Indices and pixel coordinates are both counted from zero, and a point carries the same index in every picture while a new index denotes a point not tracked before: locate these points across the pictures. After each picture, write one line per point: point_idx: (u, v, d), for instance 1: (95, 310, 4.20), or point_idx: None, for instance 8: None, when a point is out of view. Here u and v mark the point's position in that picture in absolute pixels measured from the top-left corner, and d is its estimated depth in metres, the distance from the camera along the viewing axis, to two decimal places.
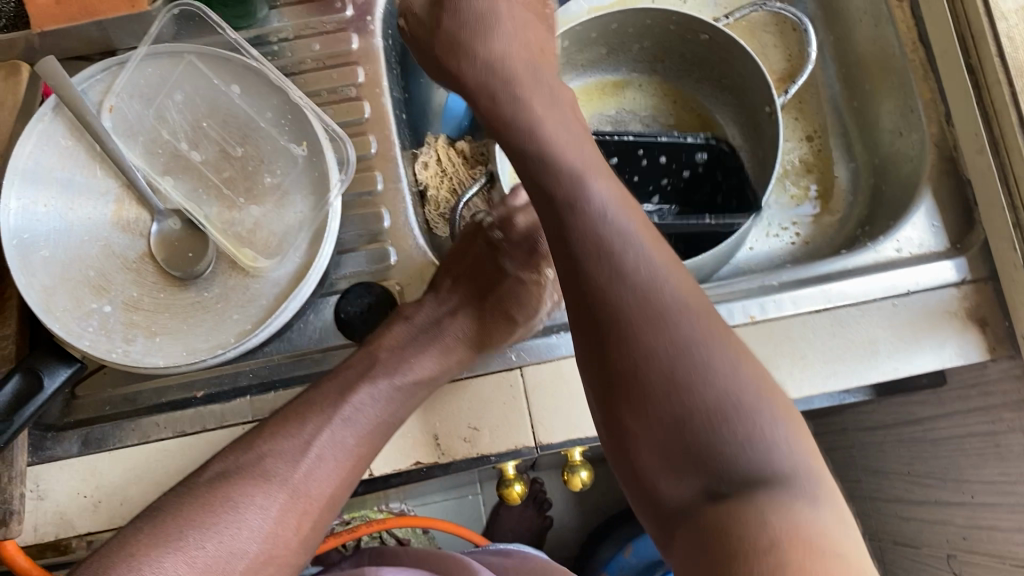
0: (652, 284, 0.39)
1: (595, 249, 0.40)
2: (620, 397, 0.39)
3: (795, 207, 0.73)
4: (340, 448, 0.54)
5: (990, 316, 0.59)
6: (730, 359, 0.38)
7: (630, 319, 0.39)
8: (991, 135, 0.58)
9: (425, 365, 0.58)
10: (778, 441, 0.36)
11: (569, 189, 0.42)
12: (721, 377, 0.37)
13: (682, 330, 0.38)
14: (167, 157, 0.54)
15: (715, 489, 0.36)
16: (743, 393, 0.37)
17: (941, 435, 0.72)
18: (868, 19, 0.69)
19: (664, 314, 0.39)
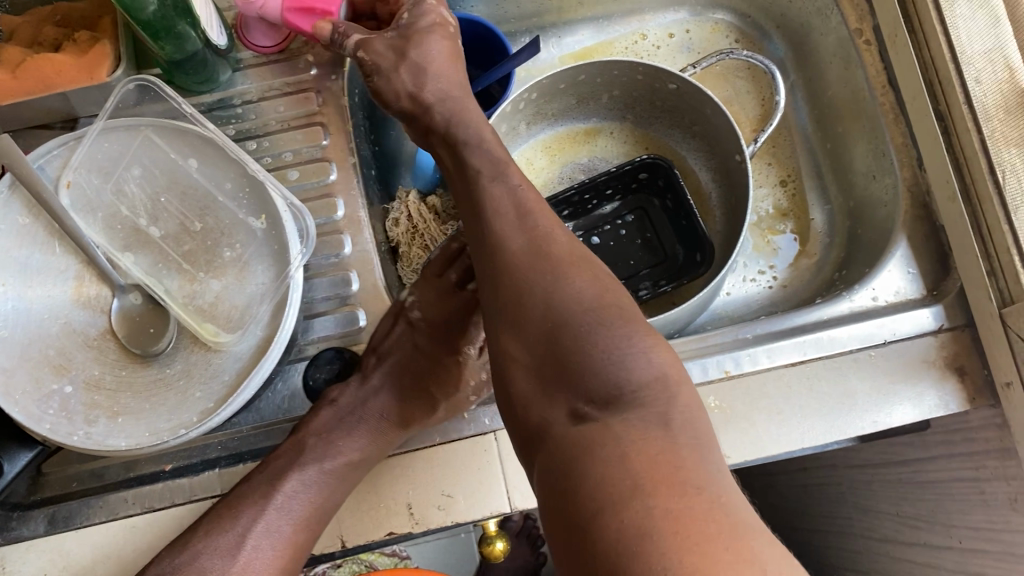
0: (549, 270, 0.45)
1: (512, 251, 0.46)
2: (506, 339, 0.45)
3: (771, 252, 0.73)
4: (276, 536, 0.56)
5: (969, 365, 0.58)
6: (605, 309, 0.43)
7: (517, 274, 0.45)
8: (963, 182, 0.58)
9: (353, 447, 0.59)
10: (640, 358, 0.41)
11: (499, 239, 0.47)
12: (590, 318, 0.43)
13: (566, 286, 0.44)
14: (127, 232, 0.53)
15: (586, 406, 0.41)
16: (613, 328, 0.42)
17: (927, 478, 0.71)
18: (838, 62, 0.69)
19: (553, 276, 0.45)
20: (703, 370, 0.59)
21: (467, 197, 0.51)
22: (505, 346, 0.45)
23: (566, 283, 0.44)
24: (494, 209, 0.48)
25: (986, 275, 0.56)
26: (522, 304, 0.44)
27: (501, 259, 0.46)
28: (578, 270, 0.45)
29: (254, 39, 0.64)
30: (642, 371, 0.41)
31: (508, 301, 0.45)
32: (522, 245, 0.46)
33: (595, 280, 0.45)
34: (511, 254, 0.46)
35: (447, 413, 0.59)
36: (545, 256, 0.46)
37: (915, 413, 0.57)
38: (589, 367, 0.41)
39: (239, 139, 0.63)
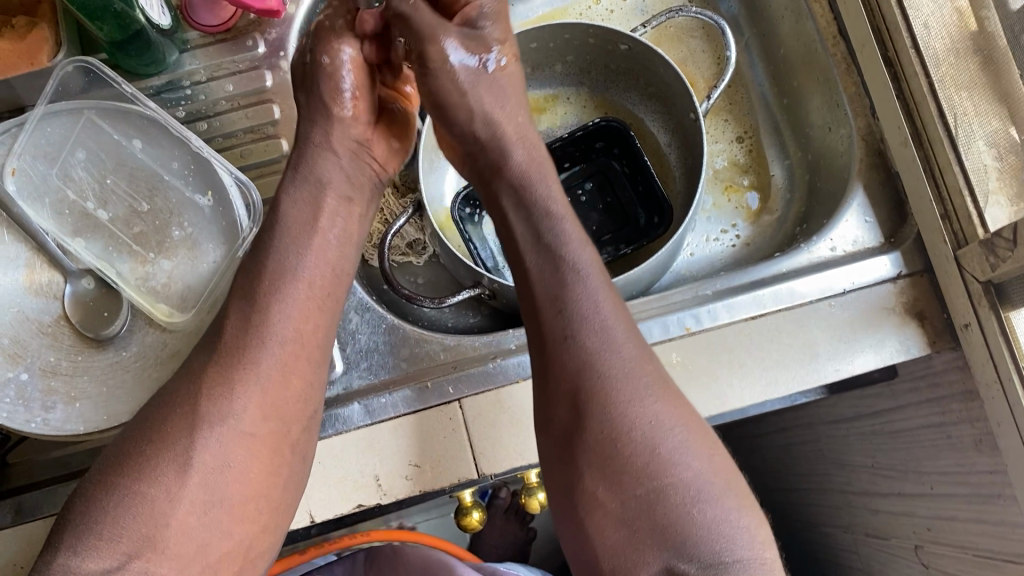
0: (653, 408, 0.46)
1: (608, 374, 0.47)
2: (592, 471, 0.45)
3: (732, 210, 0.73)
4: (287, 328, 0.47)
5: (929, 309, 0.58)
6: (700, 454, 0.46)
7: (613, 403, 0.46)
8: (913, 128, 0.58)
9: (332, 170, 0.53)
10: (736, 528, 0.44)
11: (595, 344, 0.48)
12: (690, 472, 0.45)
13: (668, 433, 0.45)
14: (76, 217, 0.52)
15: (676, 567, 0.42)
16: (708, 482, 0.45)
17: (897, 427, 0.72)
18: (789, 14, 0.68)
19: (645, 404, 0.46)
20: (666, 327, 0.59)
21: (541, 266, 0.51)
22: (587, 473, 0.45)
23: (676, 443, 0.45)
24: (593, 302, 0.49)
25: (940, 218, 0.56)
26: (622, 455, 0.45)
27: (598, 401, 0.46)
28: (677, 421, 0.46)
29: (197, 17, 0.62)
30: (739, 545, 0.43)
31: (603, 449, 0.45)
32: (622, 383, 0.46)
33: (693, 433, 0.46)
34: (611, 394, 0.46)
35: (412, 381, 0.58)
36: (650, 398, 0.46)
37: (875, 359, 0.58)
38: (689, 525, 0.43)
39: (190, 121, 0.63)
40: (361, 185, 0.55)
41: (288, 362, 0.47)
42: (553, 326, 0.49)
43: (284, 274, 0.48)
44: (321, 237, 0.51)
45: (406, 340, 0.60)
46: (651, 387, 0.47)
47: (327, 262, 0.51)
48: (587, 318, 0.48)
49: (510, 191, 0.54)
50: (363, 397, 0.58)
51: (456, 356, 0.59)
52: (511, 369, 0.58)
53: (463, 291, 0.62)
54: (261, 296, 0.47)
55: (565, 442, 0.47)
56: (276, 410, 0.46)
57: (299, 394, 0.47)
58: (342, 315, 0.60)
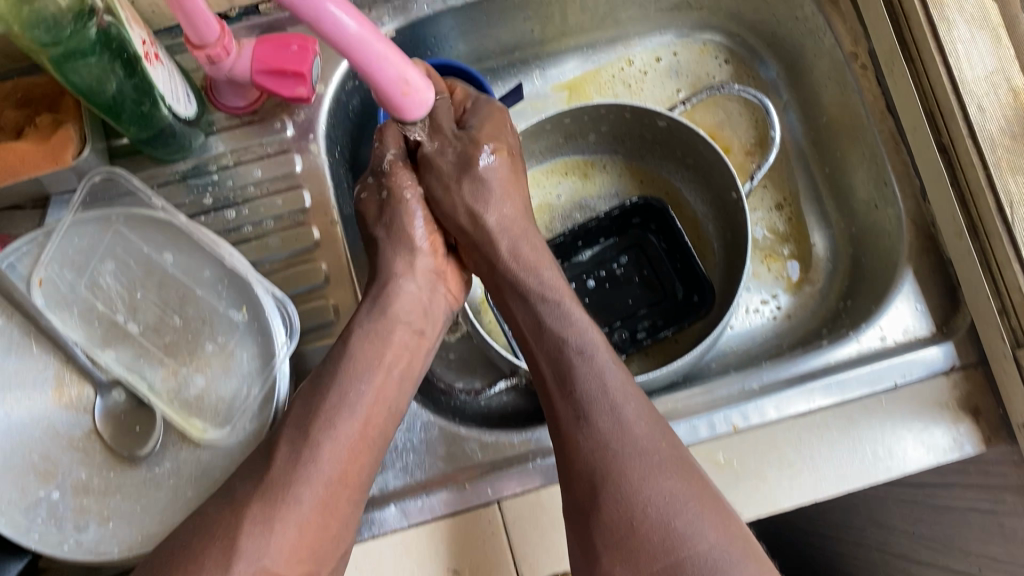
0: (664, 483, 0.48)
1: (617, 454, 0.49)
2: (609, 552, 0.46)
3: (773, 280, 0.71)
4: (331, 466, 0.48)
5: (983, 404, 0.56)
6: (715, 526, 0.47)
7: (624, 481, 0.48)
8: (968, 217, 0.56)
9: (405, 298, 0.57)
10: None
11: (602, 423, 0.50)
12: (705, 545, 0.46)
13: (681, 508, 0.47)
14: (105, 328, 0.51)
15: None
16: (724, 554, 0.46)
17: (942, 504, 0.70)
18: (833, 83, 0.66)
19: (655, 478, 0.48)
20: (711, 425, 0.57)
21: (552, 354, 0.54)
22: (604, 556, 0.47)
23: (688, 517, 0.46)
24: (601, 383, 0.51)
25: (997, 313, 0.54)
26: (637, 534, 0.46)
27: (611, 481, 0.48)
28: (688, 494, 0.47)
29: (224, 100, 0.61)
30: None
31: (619, 527, 0.47)
32: (632, 462, 0.48)
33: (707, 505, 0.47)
34: (624, 473, 0.48)
35: (451, 483, 0.56)
36: (662, 475, 0.48)
37: (928, 456, 0.55)
38: None
39: (219, 207, 0.61)
40: (433, 318, 0.59)
41: (326, 503, 0.47)
42: (565, 413, 0.51)
43: (340, 408, 0.50)
44: (384, 371, 0.53)
45: (443, 437, 0.58)
46: (662, 462, 0.48)
47: (381, 400, 0.52)
48: (597, 400, 0.51)
49: (521, 297, 0.57)
50: (400, 499, 0.56)
51: (493, 454, 0.58)
52: (551, 468, 0.56)
53: (502, 382, 0.64)
54: (312, 430, 0.48)
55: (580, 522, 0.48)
56: (309, 553, 0.45)
57: (334, 534, 0.47)
58: None
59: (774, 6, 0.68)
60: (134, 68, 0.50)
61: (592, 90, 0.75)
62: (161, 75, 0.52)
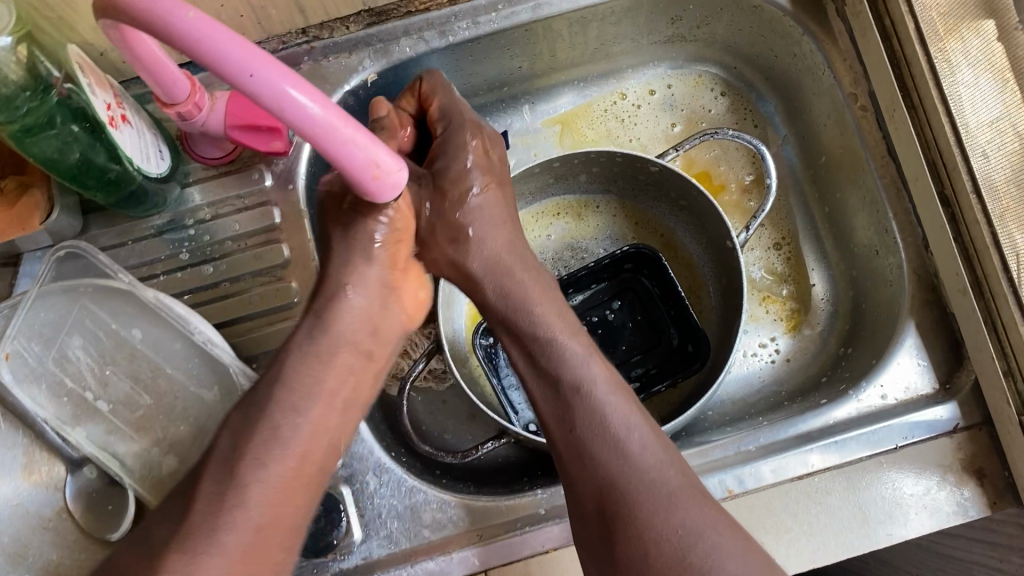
0: (681, 514, 0.42)
1: (627, 488, 0.43)
2: None
3: (771, 322, 0.69)
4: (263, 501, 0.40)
5: (988, 467, 0.54)
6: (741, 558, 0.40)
7: (636, 518, 0.42)
8: (972, 274, 0.53)
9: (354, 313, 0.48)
10: None
11: (609, 459, 0.45)
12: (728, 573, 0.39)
13: (703, 539, 0.41)
14: (74, 404, 0.49)
15: None
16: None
17: (945, 553, 0.68)
18: (832, 123, 0.64)
19: (673, 510, 0.42)
20: (705, 489, 0.55)
21: (551, 392, 0.49)
22: None
23: (710, 543, 0.40)
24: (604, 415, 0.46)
25: (1003, 375, 0.52)
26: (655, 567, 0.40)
27: (621, 512, 0.42)
28: (713, 522, 0.42)
29: (199, 150, 0.59)
30: None
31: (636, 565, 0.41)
32: (644, 495, 0.43)
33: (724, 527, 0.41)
34: (636, 507, 0.42)
35: (437, 551, 0.54)
36: (683, 504, 0.42)
37: (931, 521, 0.53)
38: None
39: (195, 263, 0.59)
40: (384, 339, 0.51)
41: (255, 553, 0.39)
42: (568, 453, 0.46)
43: (273, 440, 0.42)
44: (323, 402, 0.45)
45: (428, 503, 0.56)
46: (678, 493, 0.43)
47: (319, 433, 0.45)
48: (602, 431, 0.46)
49: (516, 340, 0.52)
50: (384, 568, 0.54)
51: (480, 522, 0.56)
52: (539, 538, 0.54)
53: (490, 442, 0.60)
54: (239, 469, 0.41)
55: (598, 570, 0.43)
56: None
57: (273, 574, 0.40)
58: (357, 478, 0.56)
59: (770, 41, 0.66)
60: (101, 134, 0.48)
61: (585, 125, 0.72)
62: (129, 137, 0.50)
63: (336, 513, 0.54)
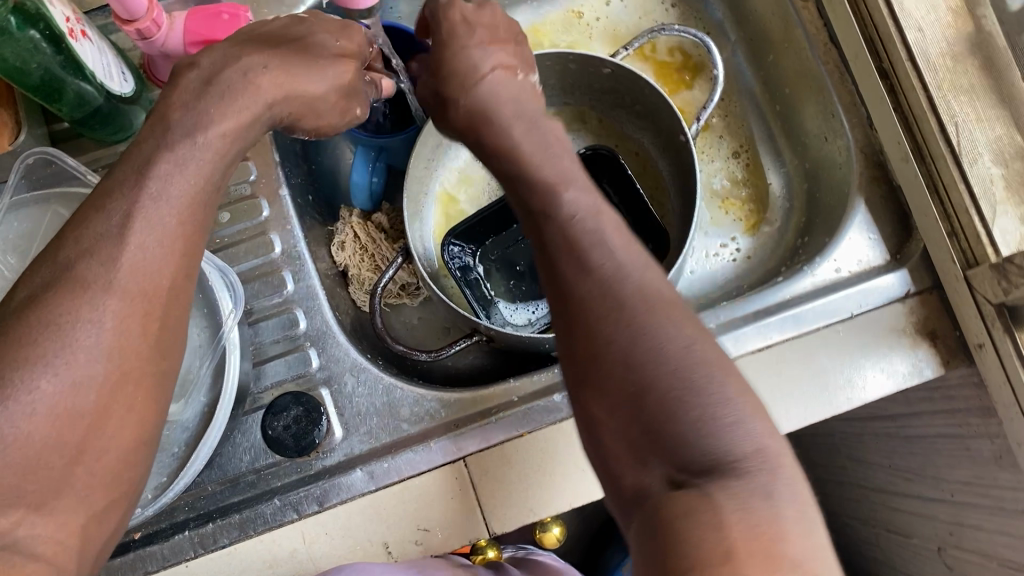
0: (615, 275, 0.37)
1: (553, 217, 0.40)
2: (568, 335, 0.36)
3: (731, 223, 0.71)
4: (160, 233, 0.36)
5: (940, 328, 0.56)
6: (674, 323, 0.35)
7: (573, 248, 0.38)
8: (912, 141, 0.56)
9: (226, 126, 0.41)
10: (734, 416, 0.32)
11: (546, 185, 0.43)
12: (665, 336, 0.34)
13: (644, 316, 0.35)
14: None
15: (675, 471, 0.31)
16: (699, 379, 0.33)
17: (913, 433, 0.70)
18: (776, 19, 0.67)
19: (613, 277, 0.37)
20: None
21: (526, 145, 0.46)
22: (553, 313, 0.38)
23: (715, 414, 0.32)
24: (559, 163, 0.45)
25: (947, 236, 0.54)
26: (669, 428, 0.32)
27: (596, 318, 0.35)
28: (722, 374, 0.34)
29: (162, 75, 0.60)
30: (744, 443, 0.31)
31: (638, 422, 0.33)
32: (577, 233, 0.39)
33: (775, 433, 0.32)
34: (575, 228, 0.39)
35: (414, 443, 0.56)
36: (644, 303, 0.35)
37: (888, 382, 0.55)
38: (678, 423, 0.32)
39: None
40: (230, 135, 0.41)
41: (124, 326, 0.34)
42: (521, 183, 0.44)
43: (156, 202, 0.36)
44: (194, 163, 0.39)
45: (406, 400, 0.58)
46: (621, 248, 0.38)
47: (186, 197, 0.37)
48: (611, 253, 0.38)
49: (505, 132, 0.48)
50: (366, 463, 0.56)
51: (458, 414, 0.58)
52: (513, 423, 0.56)
53: (461, 341, 0.60)
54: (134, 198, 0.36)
55: (568, 340, 0.36)
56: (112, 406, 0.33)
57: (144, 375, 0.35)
58: (337, 379, 0.59)
59: None
60: (61, 45, 0.49)
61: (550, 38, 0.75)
62: (89, 52, 0.52)
63: (318, 413, 0.57)
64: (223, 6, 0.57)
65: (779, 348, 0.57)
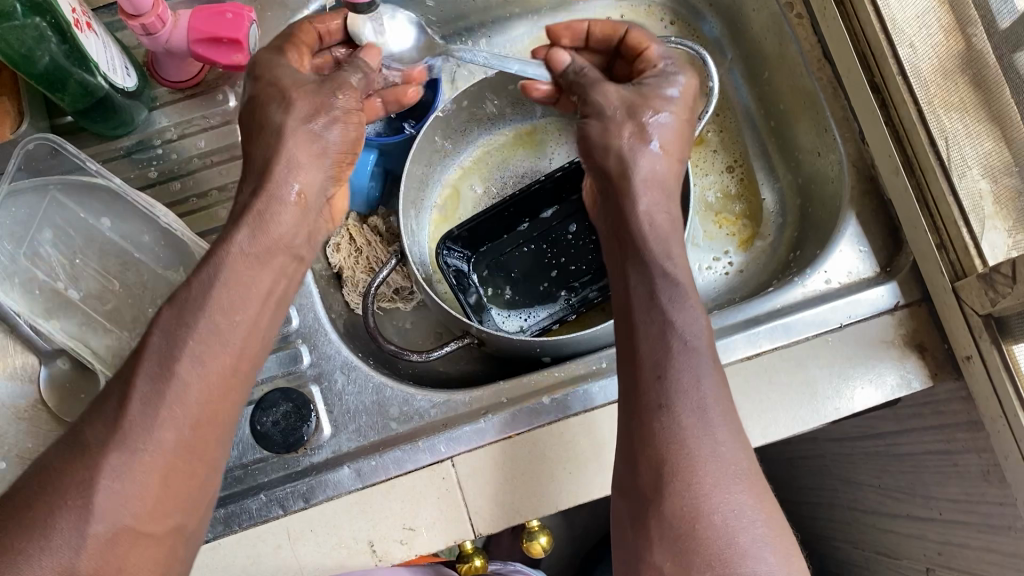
0: (707, 420, 0.44)
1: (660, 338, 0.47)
2: (652, 453, 0.44)
3: (725, 238, 0.71)
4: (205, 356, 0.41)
5: (929, 341, 0.57)
6: (739, 475, 0.43)
7: (681, 379, 0.45)
8: (904, 155, 0.57)
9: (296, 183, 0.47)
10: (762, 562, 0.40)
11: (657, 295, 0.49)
12: (730, 486, 0.42)
13: (722, 465, 0.43)
14: (48, 297, 0.54)
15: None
16: (748, 530, 0.41)
17: (903, 450, 0.69)
18: (773, 36, 0.68)
19: (706, 424, 0.44)
20: None
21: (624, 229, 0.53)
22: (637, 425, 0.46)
23: (756, 536, 0.41)
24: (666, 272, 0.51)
25: (936, 248, 0.55)
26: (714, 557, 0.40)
27: (685, 450, 0.43)
28: (764, 528, 0.42)
29: (165, 73, 0.61)
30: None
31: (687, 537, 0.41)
32: (685, 362, 0.46)
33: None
34: (680, 359, 0.46)
35: (404, 442, 0.56)
36: (725, 455, 0.44)
37: (876, 394, 0.55)
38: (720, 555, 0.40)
39: (164, 181, 0.62)
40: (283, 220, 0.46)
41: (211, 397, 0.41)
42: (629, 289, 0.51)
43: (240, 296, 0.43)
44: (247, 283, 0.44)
45: (395, 399, 0.58)
46: (714, 390, 0.45)
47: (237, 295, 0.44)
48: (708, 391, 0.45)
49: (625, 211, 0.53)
50: (354, 460, 0.56)
51: (447, 414, 0.58)
52: (499, 424, 0.56)
53: (451, 343, 0.60)
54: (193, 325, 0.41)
55: (651, 459, 0.44)
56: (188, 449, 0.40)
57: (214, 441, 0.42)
58: (327, 376, 0.59)
59: None
60: (67, 34, 0.50)
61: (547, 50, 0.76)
62: (95, 44, 0.52)
63: (307, 409, 0.57)
64: (227, 6, 0.58)
65: (769, 357, 0.57)
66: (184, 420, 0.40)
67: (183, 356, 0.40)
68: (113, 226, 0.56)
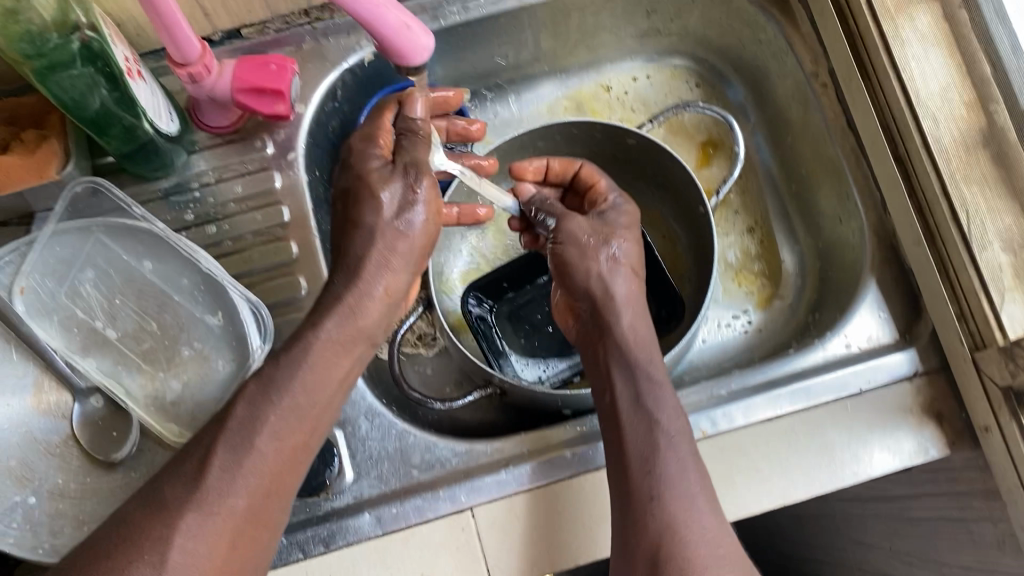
0: (693, 512, 0.49)
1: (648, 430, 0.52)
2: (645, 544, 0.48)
3: (743, 297, 0.72)
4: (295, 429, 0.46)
5: (946, 410, 0.57)
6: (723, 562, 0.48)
7: (665, 472, 0.50)
8: (924, 225, 0.58)
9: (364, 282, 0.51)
10: None
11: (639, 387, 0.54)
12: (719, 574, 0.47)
13: (709, 555, 0.48)
14: (85, 335, 0.56)
15: None
16: None
17: (916, 514, 0.70)
18: (796, 103, 0.70)
19: (692, 515, 0.49)
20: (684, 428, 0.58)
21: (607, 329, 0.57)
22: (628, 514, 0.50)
23: None
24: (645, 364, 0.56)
25: (956, 318, 0.56)
26: None
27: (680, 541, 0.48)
28: None
29: (206, 119, 0.63)
30: None
31: None
32: (668, 456, 0.51)
33: None
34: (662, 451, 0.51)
35: (425, 490, 0.57)
36: (710, 543, 0.48)
37: (894, 460, 0.56)
38: None
39: (200, 224, 0.63)
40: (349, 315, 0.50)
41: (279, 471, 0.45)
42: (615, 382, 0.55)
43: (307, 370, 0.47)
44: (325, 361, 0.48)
45: (417, 446, 0.59)
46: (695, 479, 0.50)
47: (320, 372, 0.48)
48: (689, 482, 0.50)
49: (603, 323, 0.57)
50: (375, 506, 0.56)
51: (468, 463, 0.58)
52: (520, 476, 0.56)
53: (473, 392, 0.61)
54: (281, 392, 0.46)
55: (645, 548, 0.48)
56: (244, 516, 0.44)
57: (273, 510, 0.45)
58: (351, 422, 0.60)
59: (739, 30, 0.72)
60: (118, 83, 0.52)
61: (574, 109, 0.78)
62: (145, 92, 0.54)
63: (331, 454, 0.57)
64: (271, 57, 0.60)
65: (787, 419, 0.57)
66: (254, 485, 0.44)
67: (261, 432, 0.45)
68: (154, 268, 0.58)
